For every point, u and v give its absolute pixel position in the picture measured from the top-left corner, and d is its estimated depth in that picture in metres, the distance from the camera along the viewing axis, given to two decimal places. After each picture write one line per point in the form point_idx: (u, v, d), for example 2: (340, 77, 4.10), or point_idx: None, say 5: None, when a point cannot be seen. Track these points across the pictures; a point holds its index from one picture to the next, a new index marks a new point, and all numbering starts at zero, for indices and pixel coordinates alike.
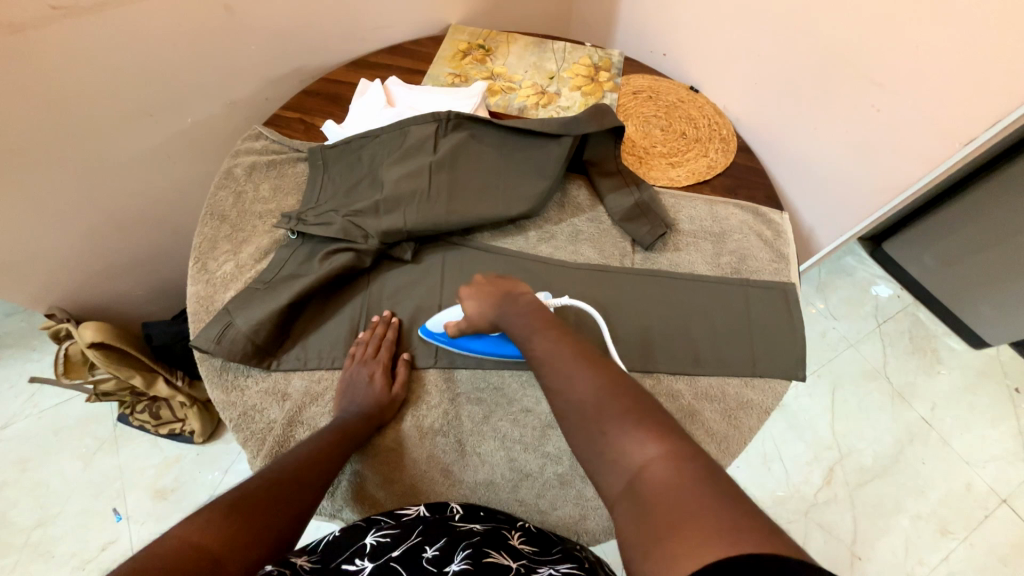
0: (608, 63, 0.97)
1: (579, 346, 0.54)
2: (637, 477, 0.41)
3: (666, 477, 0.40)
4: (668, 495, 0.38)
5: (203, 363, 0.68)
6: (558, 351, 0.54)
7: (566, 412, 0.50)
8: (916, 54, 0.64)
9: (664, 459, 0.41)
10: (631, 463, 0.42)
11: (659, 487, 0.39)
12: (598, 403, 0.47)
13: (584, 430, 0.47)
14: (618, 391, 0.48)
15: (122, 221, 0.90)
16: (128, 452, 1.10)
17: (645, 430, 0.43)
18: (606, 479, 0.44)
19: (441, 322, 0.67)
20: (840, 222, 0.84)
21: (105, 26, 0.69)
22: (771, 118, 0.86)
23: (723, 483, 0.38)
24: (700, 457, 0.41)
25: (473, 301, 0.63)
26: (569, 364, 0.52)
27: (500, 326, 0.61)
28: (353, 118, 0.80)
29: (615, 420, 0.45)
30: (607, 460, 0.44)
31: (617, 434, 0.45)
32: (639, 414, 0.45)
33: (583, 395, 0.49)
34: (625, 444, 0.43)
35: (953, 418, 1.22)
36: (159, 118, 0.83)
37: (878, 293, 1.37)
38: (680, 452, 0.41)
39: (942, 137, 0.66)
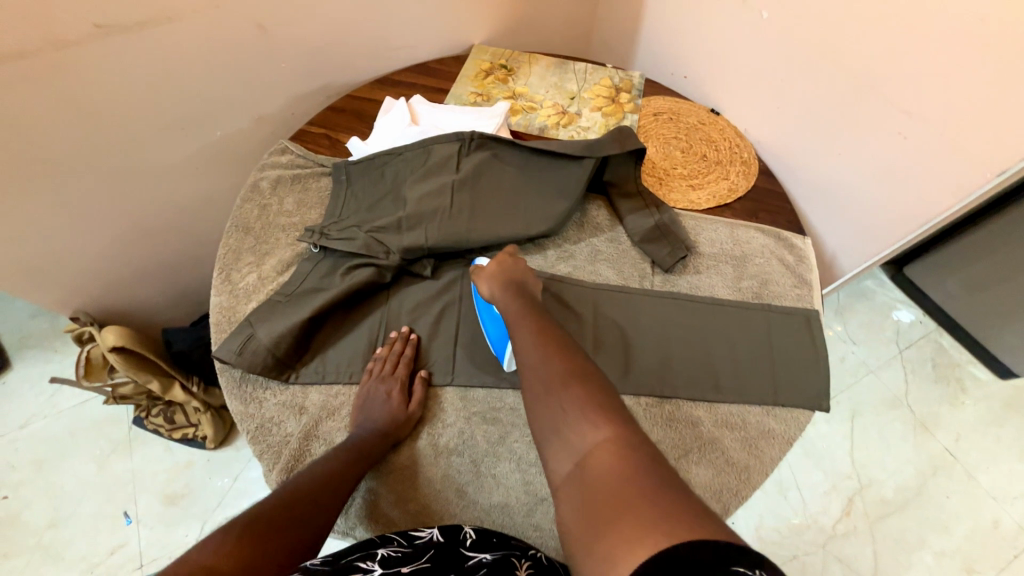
0: (629, 85, 0.98)
1: (552, 331, 0.56)
2: (585, 462, 0.44)
3: (611, 464, 0.42)
4: (612, 484, 0.41)
5: (222, 374, 0.69)
6: (535, 334, 0.56)
7: (531, 391, 0.51)
8: (946, 85, 0.64)
9: (610, 445, 0.43)
10: (582, 446, 0.45)
11: (605, 473, 0.42)
12: (563, 384, 0.49)
13: (545, 406, 0.49)
14: (579, 375, 0.49)
15: (149, 229, 0.92)
16: (142, 456, 1.11)
17: (598, 415, 0.46)
18: (557, 459, 0.46)
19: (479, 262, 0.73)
20: (863, 248, 0.83)
21: (143, 43, 0.72)
22: (794, 143, 0.86)
23: (664, 473, 0.41)
24: (645, 445, 0.43)
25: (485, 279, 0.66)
26: (541, 348, 0.54)
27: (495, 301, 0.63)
28: (378, 136, 0.82)
29: (573, 402, 0.47)
30: (561, 441, 0.47)
31: (574, 415, 0.46)
32: (595, 399, 0.47)
33: (549, 375, 0.50)
34: (578, 427, 0.46)
35: (979, 450, 1.18)
36: (190, 132, 0.85)
37: (900, 318, 1.34)
38: (626, 438, 0.44)
39: (977, 171, 0.65)
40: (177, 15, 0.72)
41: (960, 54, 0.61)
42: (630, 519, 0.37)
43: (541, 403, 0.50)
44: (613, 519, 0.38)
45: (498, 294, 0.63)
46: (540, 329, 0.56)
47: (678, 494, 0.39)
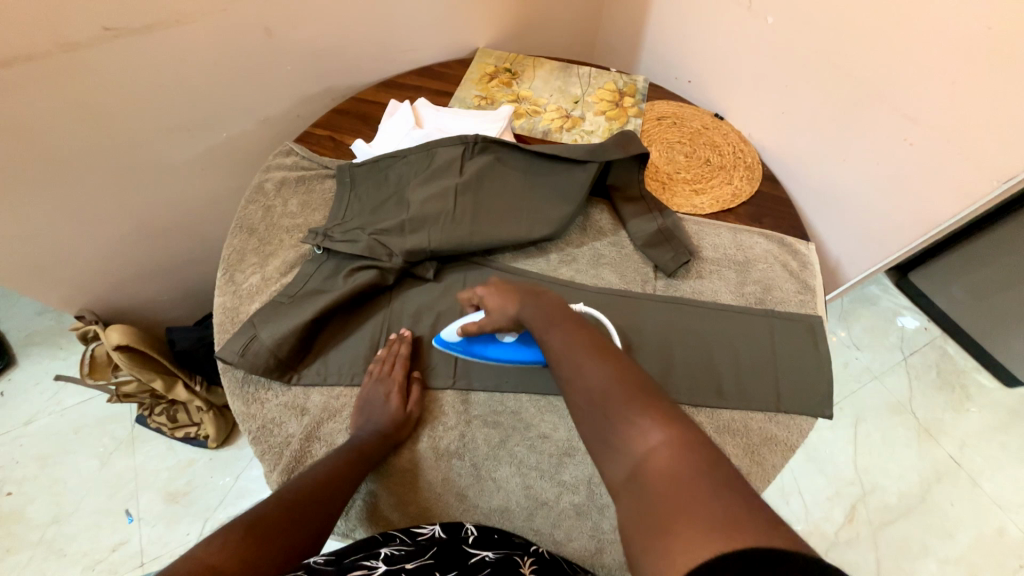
0: (633, 89, 0.98)
1: (584, 333, 0.52)
2: (642, 466, 0.41)
3: (671, 466, 0.39)
4: (671, 487, 0.38)
5: (225, 374, 0.69)
6: (570, 343, 0.52)
7: (575, 401, 0.49)
8: (953, 90, 0.63)
9: (669, 448, 0.41)
10: (636, 451, 0.42)
11: (664, 477, 0.39)
12: (607, 391, 0.46)
13: (593, 415, 0.46)
14: (624, 380, 0.46)
15: (155, 229, 0.93)
16: (144, 454, 1.12)
17: (650, 417, 0.43)
18: (610, 464, 0.44)
19: (455, 330, 0.66)
20: (869, 254, 0.83)
21: (152, 46, 0.73)
22: (798, 148, 0.86)
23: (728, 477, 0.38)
24: (707, 446, 0.41)
25: (495, 297, 0.61)
26: (578, 354, 0.50)
27: (521, 321, 0.59)
28: (383, 138, 0.82)
29: (622, 409, 0.44)
30: (610, 446, 0.44)
31: (624, 421, 0.44)
32: (644, 400, 0.44)
33: (593, 384, 0.47)
34: (630, 430, 0.43)
35: (984, 458, 1.17)
36: (196, 133, 0.86)
37: (905, 324, 1.33)
38: (685, 439, 0.41)
39: (981, 177, 0.64)
40: (185, 17, 0.73)
41: (968, 61, 0.61)
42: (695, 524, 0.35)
43: (585, 411, 0.47)
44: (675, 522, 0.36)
45: (521, 308, 0.58)
46: (572, 336, 0.52)
47: (746, 497, 0.37)
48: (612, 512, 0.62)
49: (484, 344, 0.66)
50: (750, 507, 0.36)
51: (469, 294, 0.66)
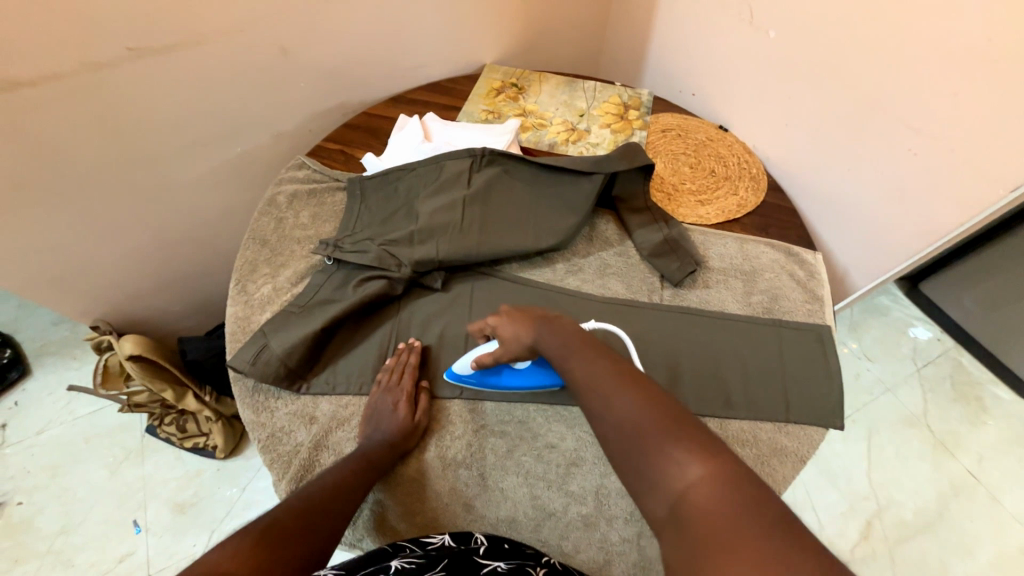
0: (638, 103, 1.00)
1: (608, 358, 0.50)
2: (684, 503, 0.38)
3: (717, 505, 0.37)
4: (719, 527, 0.36)
5: (236, 383, 0.70)
6: (594, 370, 0.49)
7: (604, 432, 0.46)
8: (955, 102, 0.64)
9: (712, 485, 0.38)
10: (676, 487, 0.39)
11: (709, 517, 0.37)
12: (639, 423, 0.43)
13: (625, 449, 0.43)
14: (656, 409, 0.44)
15: (170, 240, 0.95)
16: (153, 464, 1.13)
17: (688, 449, 0.40)
18: (647, 501, 0.41)
19: (467, 361, 0.66)
20: (877, 263, 0.82)
21: (172, 66, 0.76)
22: (802, 159, 0.86)
23: (777, 514, 0.36)
24: (752, 480, 0.38)
25: (510, 326, 0.61)
26: (603, 382, 0.48)
27: (536, 349, 0.58)
28: (392, 152, 0.84)
29: (656, 443, 0.42)
30: (647, 483, 0.41)
31: (660, 456, 0.41)
32: (680, 431, 0.42)
33: (622, 415, 0.45)
34: (668, 464, 0.40)
35: (1004, 473, 1.14)
36: (212, 148, 0.89)
37: (917, 335, 1.31)
38: (729, 474, 0.38)
39: (990, 187, 0.64)
40: (204, 38, 0.76)
41: (969, 73, 0.62)
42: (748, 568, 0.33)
43: (617, 444, 0.44)
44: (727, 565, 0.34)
45: (540, 333, 0.57)
46: (594, 363, 0.50)
47: (799, 536, 0.34)
48: (621, 524, 0.61)
49: (498, 373, 0.66)
50: (806, 548, 0.34)
51: (481, 326, 0.66)
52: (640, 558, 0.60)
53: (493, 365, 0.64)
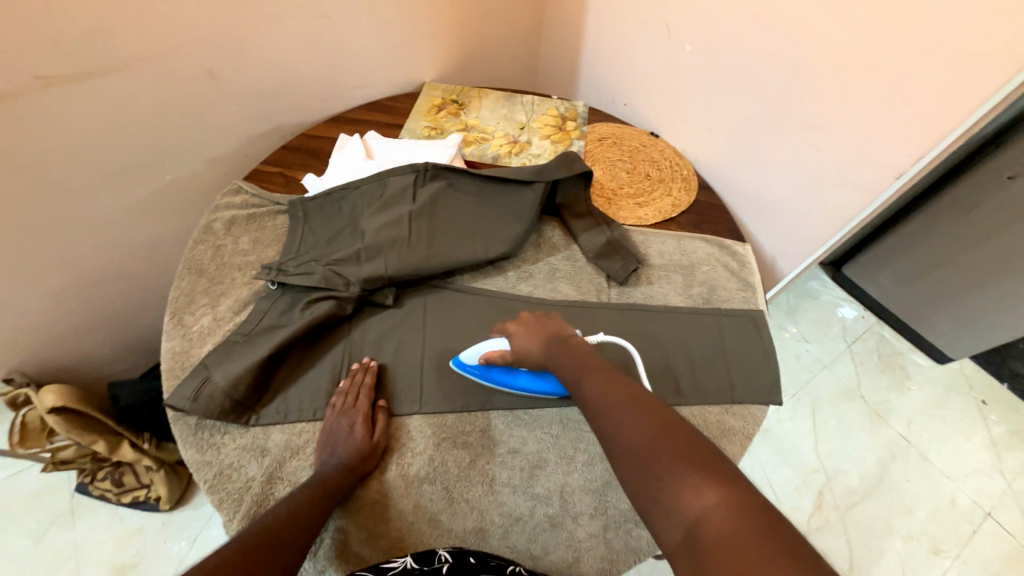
0: (575, 114, 1.05)
1: (621, 386, 0.53)
2: (697, 528, 0.39)
3: (730, 528, 0.38)
4: (731, 550, 0.36)
5: (176, 423, 0.66)
6: (607, 394, 0.52)
7: (617, 457, 0.48)
8: (845, 102, 0.72)
9: (725, 508, 0.39)
10: (688, 511, 0.40)
11: (723, 542, 0.37)
12: (651, 449, 0.45)
13: (639, 474, 0.45)
14: (668, 435, 0.45)
15: (95, 278, 0.89)
16: (86, 525, 1.02)
17: (701, 474, 0.42)
18: (661, 526, 0.42)
19: (477, 354, 0.68)
20: (799, 250, 0.90)
21: (88, 94, 0.71)
22: (725, 159, 0.94)
23: (791, 541, 0.36)
24: (764, 507, 0.39)
25: (525, 337, 0.65)
26: (617, 408, 0.50)
27: (546, 365, 0.63)
28: (334, 171, 0.83)
29: (670, 467, 0.43)
30: (659, 506, 0.42)
31: (673, 480, 0.42)
32: (693, 457, 0.43)
33: (635, 440, 0.46)
34: (680, 488, 0.42)
35: (930, 433, 1.26)
36: (138, 178, 0.84)
37: (845, 315, 1.44)
38: (743, 501, 0.39)
39: (881, 177, 0.72)
40: (122, 64, 0.72)
41: (852, 77, 0.70)
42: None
43: (630, 467, 0.45)
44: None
45: (553, 355, 0.62)
46: (606, 388, 0.53)
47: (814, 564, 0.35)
48: (587, 520, 0.63)
49: (502, 371, 0.67)
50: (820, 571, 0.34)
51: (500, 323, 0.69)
52: (607, 552, 0.61)
53: (503, 363, 0.66)
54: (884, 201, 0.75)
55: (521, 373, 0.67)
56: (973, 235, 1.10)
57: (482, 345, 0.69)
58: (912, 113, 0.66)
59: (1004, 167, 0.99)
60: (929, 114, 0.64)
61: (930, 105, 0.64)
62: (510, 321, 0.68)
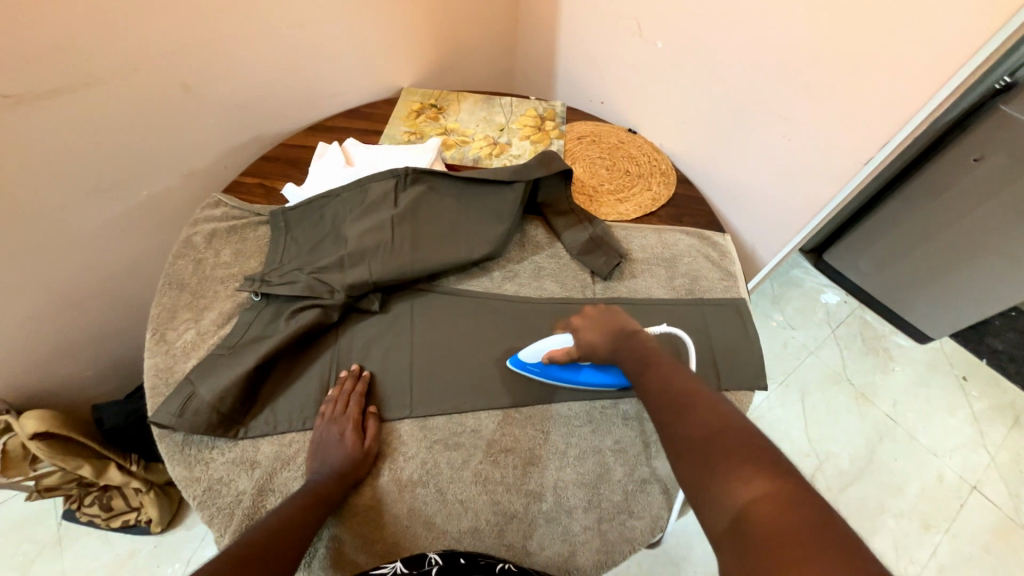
0: (553, 114, 1.06)
1: (685, 383, 0.54)
2: (742, 516, 0.39)
3: (778, 520, 0.37)
4: (777, 540, 0.36)
5: (163, 440, 0.65)
6: (668, 390, 0.54)
7: (673, 446, 0.49)
8: (812, 92, 0.74)
9: (775, 502, 0.39)
10: (736, 501, 0.40)
11: (770, 531, 0.37)
12: (707, 441, 0.46)
13: (691, 463, 0.45)
14: (725, 430, 0.46)
15: (75, 298, 0.87)
16: (75, 553, 1.00)
17: (754, 468, 0.42)
18: (708, 513, 0.42)
19: (538, 352, 0.69)
20: (776, 238, 0.92)
21: (58, 111, 0.70)
22: (701, 152, 0.96)
23: (842, 541, 0.35)
24: (817, 505, 0.38)
25: (591, 332, 0.66)
26: (679, 402, 0.51)
27: (614, 361, 0.63)
28: (313, 179, 0.83)
29: (725, 459, 0.43)
30: (707, 494, 0.43)
31: (725, 471, 0.43)
32: (749, 452, 0.43)
33: (692, 432, 0.47)
34: (732, 479, 0.42)
35: (915, 412, 1.29)
36: (114, 194, 0.83)
37: (827, 300, 1.47)
38: (794, 497, 0.39)
39: (851, 162, 0.74)
40: (94, 80, 0.71)
41: (817, 68, 0.72)
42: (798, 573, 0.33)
43: (684, 457, 0.46)
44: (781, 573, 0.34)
45: (615, 350, 0.63)
46: (670, 383, 0.54)
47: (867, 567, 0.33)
48: (581, 513, 0.63)
49: (564, 368, 0.69)
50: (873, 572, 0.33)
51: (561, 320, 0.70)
52: (603, 544, 0.62)
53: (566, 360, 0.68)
54: (854, 185, 0.78)
55: (584, 368, 0.69)
56: (943, 217, 1.13)
57: (542, 343, 0.70)
58: (878, 97, 0.68)
59: (971, 150, 1.02)
60: (891, 101, 0.66)
61: (893, 90, 0.66)
62: (574, 317, 0.70)
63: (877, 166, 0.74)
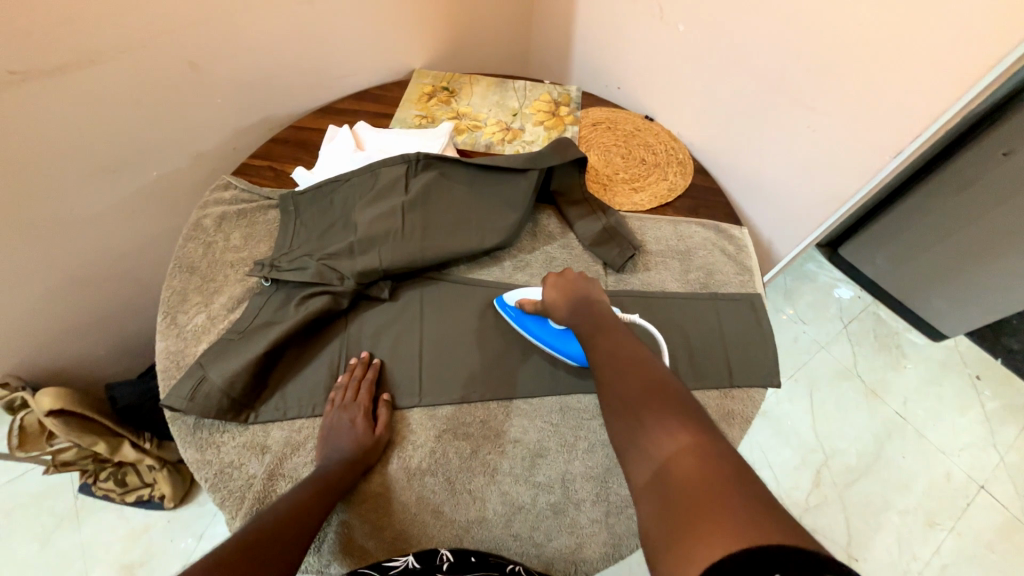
0: (568, 99, 1.03)
1: (628, 345, 0.57)
2: (665, 467, 0.43)
3: (694, 469, 0.41)
4: (690, 488, 0.40)
5: (174, 422, 0.65)
6: (613, 352, 0.57)
7: (609, 402, 0.53)
8: (839, 81, 0.71)
9: (692, 454, 0.42)
10: (661, 454, 0.44)
11: (686, 479, 0.41)
12: (640, 397, 0.50)
13: (625, 419, 0.49)
14: (657, 389, 0.50)
15: (85, 278, 0.87)
16: (92, 526, 1.03)
17: (679, 424, 0.45)
18: (635, 465, 0.46)
19: (518, 297, 0.73)
20: (795, 232, 0.90)
21: (64, 88, 0.69)
22: (722, 142, 0.92)
23: (749, 486, 0.39)
24: (729, 456, 0.42)
25: (553, 293, 0.68)
26: (620, 363, 0.55)
27: (567, 321, 0.66)
28: (324, 163, 0.82)
29: (653, 414, 0.47)
30: (637, 450, 0.46)
31: (653, 426, 0.46)
32: (675, 407, 0.47)
33: (627, 390, 0.51)
34: (658, 433, 0.46)
35: (925, 409, 1.27)
36: (123, 174, 0.82)
37: (841, 295, 1.44)
38: (709, 448, 0.43)
39: (877, 157, 0.71)
40: (99, 57, 0.70)
41: (847, 53, 0.68)
42: (710, 520, 0.37)
43: (618, 415, 0.50)
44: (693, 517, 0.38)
45: (568, 315, 0.65)
46: (617, 345, 0.58)
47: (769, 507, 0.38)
48: (589, 506, 0.63)
49: (535, 319, 0.72)
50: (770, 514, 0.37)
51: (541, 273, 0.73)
52: (610, 537, 0.62)
53: (535, 308, 0.71)
54: (879, 181, 0.75)
55: (553, 330, 0.70)
56: (966, 213, 1.10)
57: (524, 292, 0.74)
58: (911, 86, 0.64)
59: (1000, 143, 0.98)
60: (931, 89, 0.62)
61: (930, 79, 0.62)
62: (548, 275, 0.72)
63: (906, 160, 0.72)
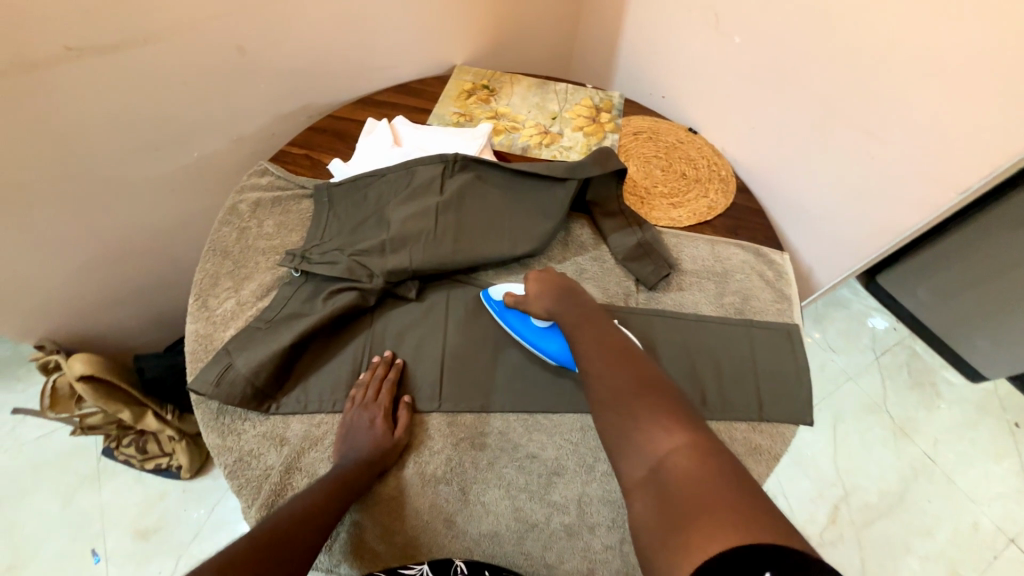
0: (609, 105, 1.00)
1: (619, 340, 0.58)
2: (660, 464, 0.44)
3: (690, 468, 0.42)
4: (690, 486, 0.41)
5: (199, 406, 0.66)
6: (603, 347, 0.58)
7: (597, 396, 0.53)
8: (911, 110, 0.66)
9: (689, 451, 0.44)
10: (657, 451, 0.45)
11: (683, 477, 0.42)
12: (634, 392, 0.51)
13: (617, 415, 0.50)
14: (650, 386, 0.51)
15: (123, 252, 0.90)
16: (111, 490, 1.06)
17: (673, 422, 0.46)
18: (629, 460, 0.47)
19: (502, 291, 0.72)
20: (839, 261, 0.85)
21: (117, 66, 0.70)
22: (770, 162, 0.88)
23: (745, 485, 0.41)
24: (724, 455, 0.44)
25: (538, 286, 0.68)
26: (609, 358, 0.56)
27: (553, 313, 0.66)
28: (360, 156, 0.81)
29: (648, 412, 0.48)
30: (630, 444, 0.47)
31: (648, 423, 0.47)
32: (669, 406, 0.48)
33: (618, 385, 0.52)
34: (654, 431, 0.46)
35: (956, 454, 1.21)
36: (165, 153, 0.83)
37: (875, 325, 1.38)
38: (703, 445, 0.44)
39: (942, 191, 0.67)
40: (152, 36, 0.70)
41: (921, 78, 0.64)
42: (711, 519, 0.38)
43: (609, 408, 0.51)
44: (696, 516, 0.39)
45: (559, 307, 0.66)
46: (606, 340, 0.59)
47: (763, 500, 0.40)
48: (604, 531, 0.61)
49: (516, 315, 0.71)
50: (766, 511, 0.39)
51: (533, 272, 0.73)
52: (623, 565, 0.60)
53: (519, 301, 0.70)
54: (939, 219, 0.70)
55: (536, 326, 0.69)
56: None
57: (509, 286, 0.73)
58: (987, 115, 0.59)
59: None
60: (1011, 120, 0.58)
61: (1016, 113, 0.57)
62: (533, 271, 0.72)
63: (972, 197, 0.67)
